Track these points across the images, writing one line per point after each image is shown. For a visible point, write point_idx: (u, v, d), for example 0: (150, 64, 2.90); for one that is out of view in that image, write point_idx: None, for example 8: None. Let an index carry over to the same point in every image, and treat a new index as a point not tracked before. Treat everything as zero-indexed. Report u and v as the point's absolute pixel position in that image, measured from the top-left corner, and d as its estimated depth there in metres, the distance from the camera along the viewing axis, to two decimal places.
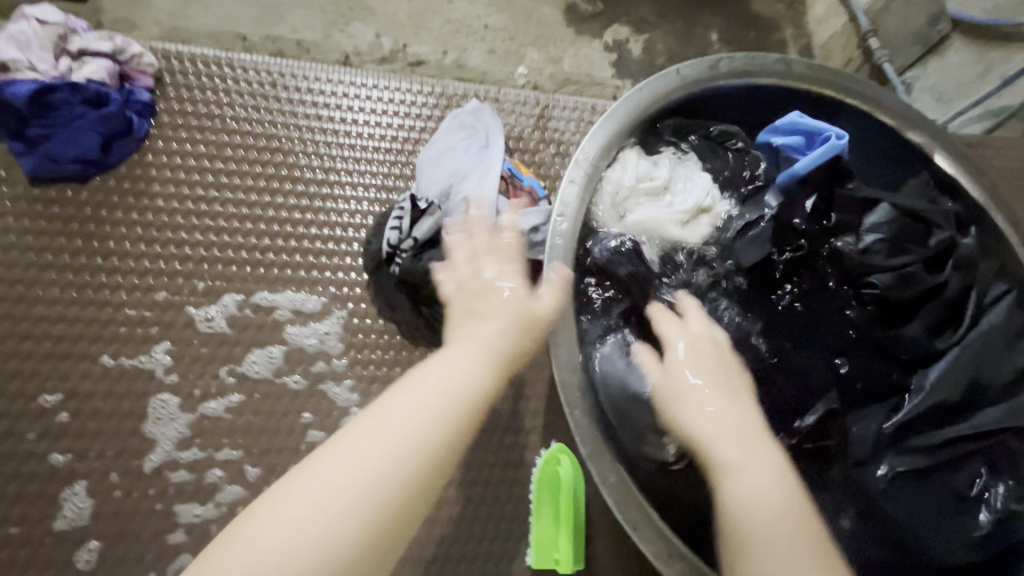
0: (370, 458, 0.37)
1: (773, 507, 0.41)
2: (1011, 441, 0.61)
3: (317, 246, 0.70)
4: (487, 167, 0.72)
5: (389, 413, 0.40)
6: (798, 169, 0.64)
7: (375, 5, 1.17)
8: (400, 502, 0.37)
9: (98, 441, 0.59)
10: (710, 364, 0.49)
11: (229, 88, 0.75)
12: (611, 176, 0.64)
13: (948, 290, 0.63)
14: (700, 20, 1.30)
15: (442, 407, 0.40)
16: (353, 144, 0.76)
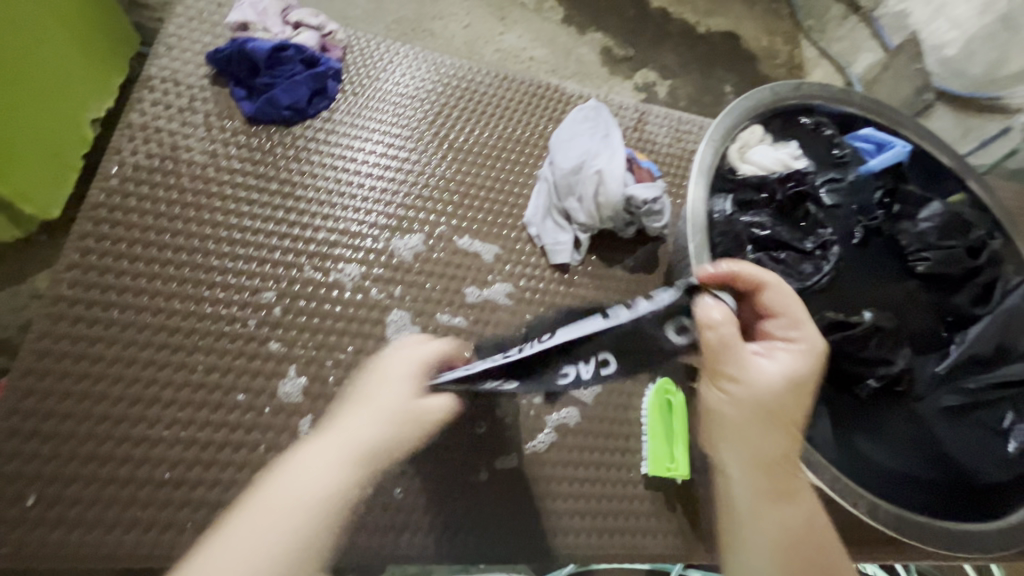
0: (262, 539, 0.46)
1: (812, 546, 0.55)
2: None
3: (477, 202, 0.86)
4: (610, 150, 0.88)
5: (253, 514, 0.47)
6: (875, 165, 0.88)
7: (434, 30, 1.47)
8: (306, 557, 0.46)
9: (304, 334, 0.69)
10: (751, 397, 0.57)
11: (402, 67, 0.91)
12: (740, 137, 0.83)
13: (984, 273, 0.83)
14: (716, 73, 1.61)
15: (332, 477, 0.49)
16: (499, 125, 0.93)
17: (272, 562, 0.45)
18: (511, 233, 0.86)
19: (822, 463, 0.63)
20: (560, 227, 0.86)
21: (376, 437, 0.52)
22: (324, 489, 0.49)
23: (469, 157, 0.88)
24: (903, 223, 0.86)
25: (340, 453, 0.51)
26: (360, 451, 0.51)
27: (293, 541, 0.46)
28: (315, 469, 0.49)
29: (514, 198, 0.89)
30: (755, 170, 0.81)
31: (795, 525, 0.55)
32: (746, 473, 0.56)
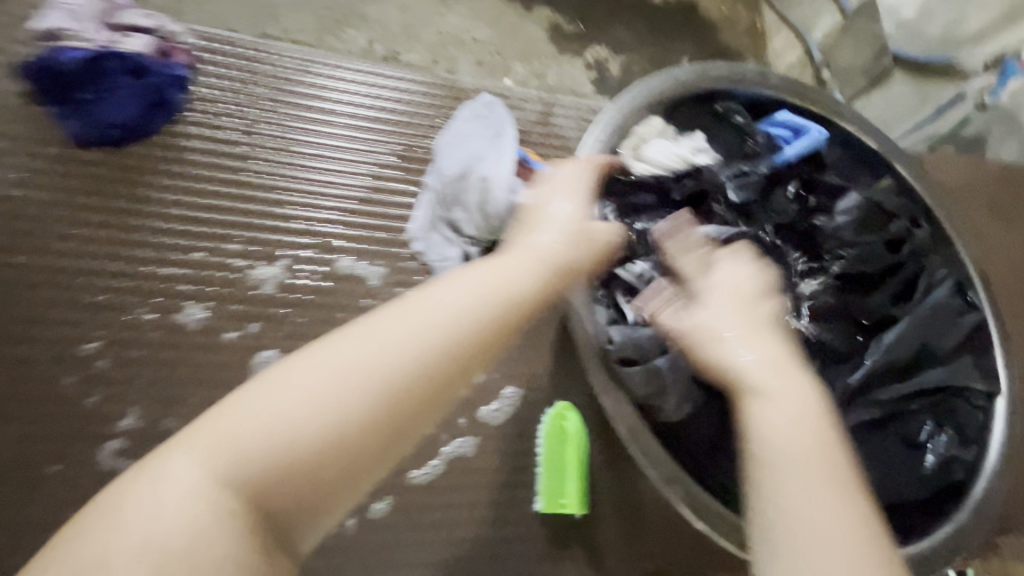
0: (330, 386, 0.37)
1: (760, 472, 0.44)
2: (945, 399, 0.72)
3: (350, 219, 0.77)
4: (503, 152, 0.79)
5: (352, 347, 0.39)
6: (789, 155, 0.79)
7: (366, 12, 1.28)
8: (349, 443, 0.37)
9: (132, 388, 0.63)
10: (731, 327, 0.53)
11: (258, 66, 0.80)
12: (635, 132, 0.75)
13: (904, 269, 0.77)
14: (673, 49, 1.44)
15: (447, 321, 0.41)
16: (378, 126, 0.82)
17: (311, 443, 0.36)
18: (390, 251, 0.77)
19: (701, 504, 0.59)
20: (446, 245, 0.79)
21: (520, 285, 0.47)
22: (397, 363, 0.39)
23: (341, 166, 0.79)
24: (820, 217, 0.78)
25: (435, 318, 0.41)
26: (510, 295, 0.46)
27: (336, 397, 0.37)
28: (405, 329, 0.40)
29: (395, 209, 0.80)
30: (650, 168, 0.74)
31: (780, 417, 0.46)
32: (798, 416, 0.45)
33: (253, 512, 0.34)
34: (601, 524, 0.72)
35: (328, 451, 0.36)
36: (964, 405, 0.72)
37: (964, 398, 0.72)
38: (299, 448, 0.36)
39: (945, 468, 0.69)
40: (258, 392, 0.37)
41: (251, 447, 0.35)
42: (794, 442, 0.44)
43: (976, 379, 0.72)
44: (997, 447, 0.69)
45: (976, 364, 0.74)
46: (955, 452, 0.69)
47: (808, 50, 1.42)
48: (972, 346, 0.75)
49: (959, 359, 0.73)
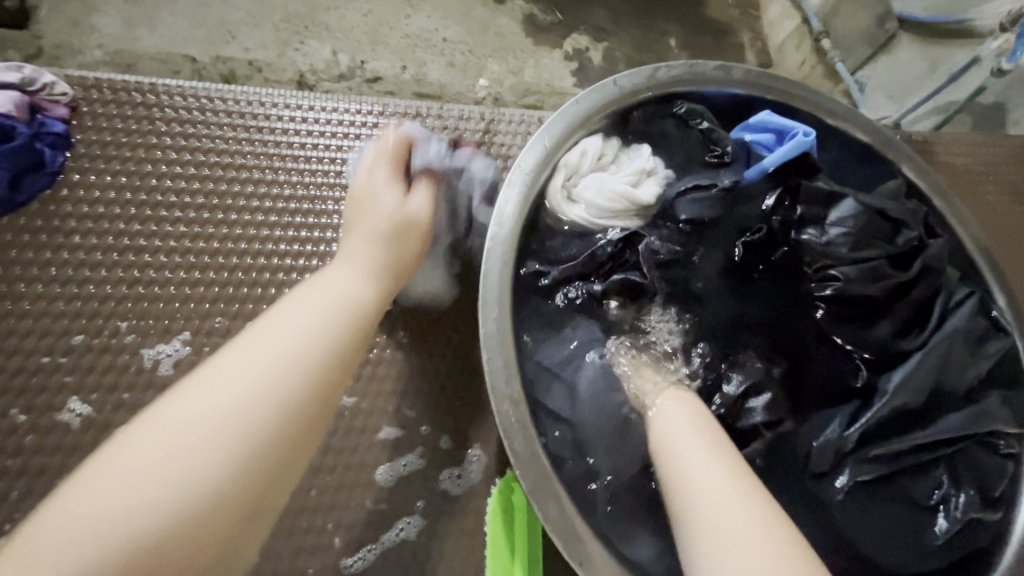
0: (160, 458, 0.32)
1: (669, 489, 0.45)
2: (968, 447, 0.59)
3: (260, 277, 0.69)
4: None
5: (182, 404, 0.34)
6: (769, 164, 0.66)
7: (330, 22, 1.16)
8: (245, 479, 0.34)
9: (5, 502, 0.56)
10: (678, 404, 0.53)
11: (152, 115, 0.73)
12: (565, 162, 0.63)
13: (916, 289, 0.64)
14: (658, 25, 1.33)
15: (288, 350, 0.37)
16: (289, 168, 0.74)
17: (204, 478, 0.32)
18: None
19: None
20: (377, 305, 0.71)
21: (321, 341, 0.39)
22: (229, 407, 0.34)
23: (248, 218, 0.71)
24: (808, 231, 0.64)
25: (277, 361, 0.37)
26: (350, 307, 0.42)
27: (218, 438, 0.33)
28: (223, 377, 0.35)
29: (315, 262, 0.71)
30: (586, 215, 0.64)
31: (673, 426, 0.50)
32: (693, 435, 0.48)
33: (159, 554, 0.31)
34: None
35: (223, 491, 0.33)
36: (991, 453, 0.59)
37: (991, 444, 0.59)
38: (184, 486, 0.32)
39: (965, 534, 0.57)
40: (96, 478, 0.32)
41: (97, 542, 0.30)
42: (691, 457, 0.45)
43: (1009, 424, 0.59)
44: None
45: (1006, 401, 0.61)
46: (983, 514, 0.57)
47: (805, 18, 1.27)
48: (993, 381, 0.63)
49: (985, 399, 0.60)
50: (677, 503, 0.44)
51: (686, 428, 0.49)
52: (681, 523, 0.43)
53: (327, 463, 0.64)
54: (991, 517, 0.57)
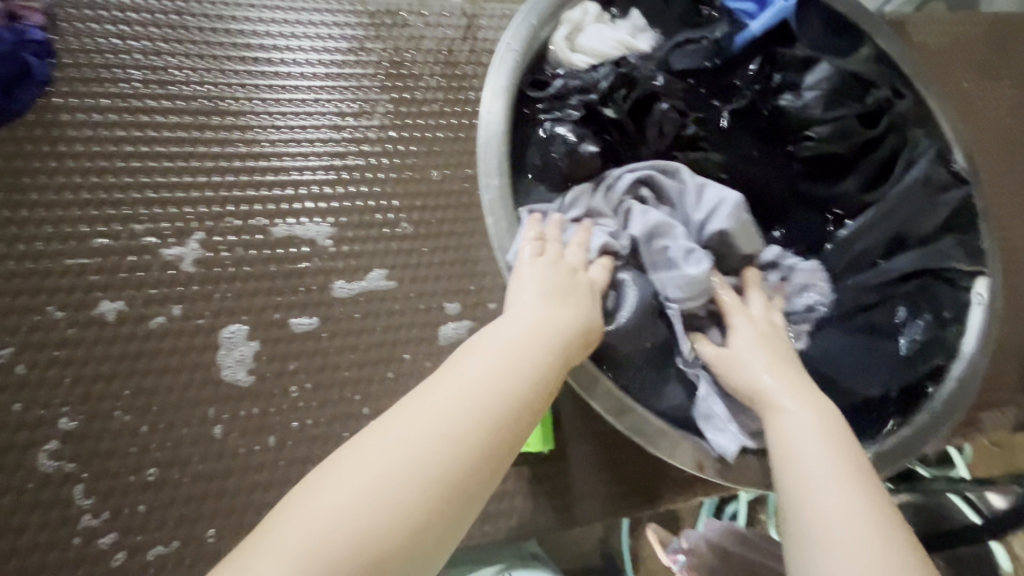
0: (412, 440, 0.42)
1: (827, 442, 0.49)
2: (929, 282, 0.66)
3: (263, 178, 0.72)
4: (500, 105, 0.59)
5: (430, 396, 0.45)
6: (755, 30, 0.69)
7: None
8: (423, 504, 0.40)
9: (58, 390, 0.61)
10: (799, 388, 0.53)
11: (130, 21, 0.72)
12: (569, 17, 0.66)
13: (885, 143, 0.69)
14: None
15: (485, 386, 0.45)
16: (276, 71, 0.75)
17: (398, 485, 0.40)
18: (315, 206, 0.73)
19: (658, 428, 0.55)
20: (496, 189, 0.57)
21: (501, 384, 0.46)
22: (445, 421, 0.43)
23: (243, 121, 0.73)
24: (785, 95, 0.69)
25: (474, 393, 0.45)
26: (512, 354, 0.48)
27: (426, 451, 0.42)
28: (432, 392, 0.45)
29: (315, 161, 0.74)
30: (589, 59, 0.65)
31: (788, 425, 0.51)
32: (802, 425, 0.50)
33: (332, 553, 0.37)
34: (570, 457, 0.72)
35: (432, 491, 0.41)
36: (948, 286, 0.67)
37: (948, 278, 0.67)
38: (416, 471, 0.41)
39: (924, 353, 0.65)
40: (362, 440, 0.43)
41: (349, 491, 0.40)
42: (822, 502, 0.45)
43: (964, 260, 0.66)
44: (982, 328, 0.66)
45: (961, 243, 0.68)
46: (939, 336, 0.65)
47: None
48: (952, 227, 0.69)
49: (943, 239, 0.67)
50: (821, 466, 0.47)
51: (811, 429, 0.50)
52: (815, 473, 0.47)
53: (350, 345, 0.69)
54: (945, 338, 0.65)
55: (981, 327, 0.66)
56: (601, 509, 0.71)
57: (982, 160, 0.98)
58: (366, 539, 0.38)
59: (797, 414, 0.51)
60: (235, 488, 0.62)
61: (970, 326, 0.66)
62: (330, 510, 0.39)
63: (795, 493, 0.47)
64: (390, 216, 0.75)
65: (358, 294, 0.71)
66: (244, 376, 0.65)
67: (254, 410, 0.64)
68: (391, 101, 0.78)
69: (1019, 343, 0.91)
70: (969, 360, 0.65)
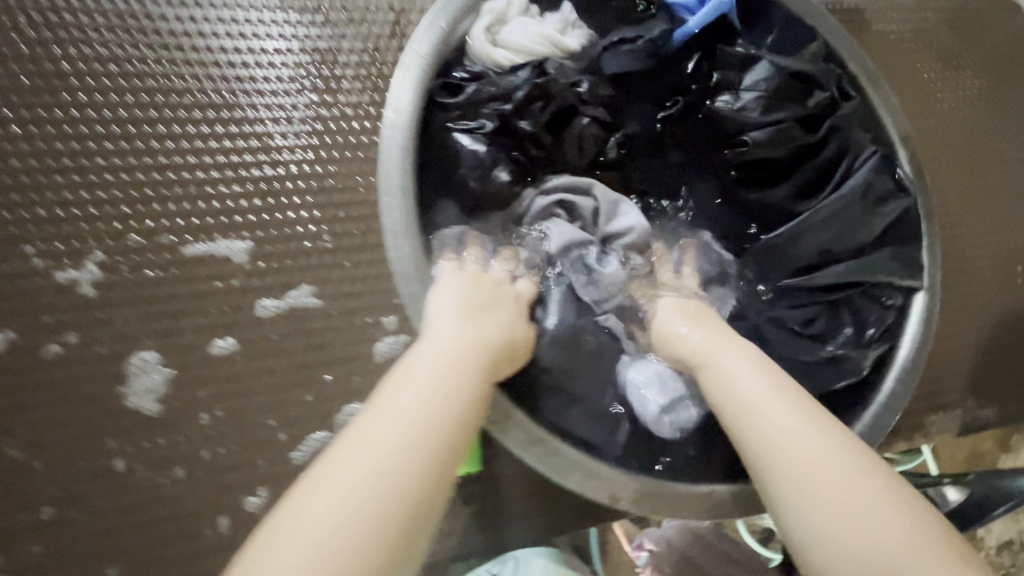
0: (370, 478, 0.38)
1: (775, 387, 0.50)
2: (854, 294, 0.65)
3: (170, 192, 0.68)
4: (403, 118, 0.55)
5: (376, 428, 0.40)
6: (693, 26, 0.64)
7: None
8: (411, 506, 0.38)
9: None
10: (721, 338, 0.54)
11: (17, 21, 0.66)
12: (489, 8, 0.60)
13: (826, 149, 0.65)
14: None
15: (435, 405, 0.42)
16: (183, 75, 0.70)
17: (362, 528, 0.36)
18: (226, 222, 0.69)
19: (568, 462, 0.53)
20: (398, 211, 0.54)
21: (452, 401, 0.43)
22: (398, 449, 0.40)
23: (148, 130, 0.68)
24: (722, 96, 0.64)
25: (426, 412, 0.42)
26: (460, 368, 0.45)
27: (388, 484, 0.38)
28: (379, 421, 0.41)
29: (226, 172, 0.70)
30: (511, 55, 0.60)
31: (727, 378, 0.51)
32: (737, 374, 0.51)
33: None
34: (500, 477, 0.69)
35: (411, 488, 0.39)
36: (874, 303, 0.65)
37: (875, 295, 0.65)
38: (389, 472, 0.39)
39: (840, 368, 0.63)
40: (313, 490, 0.38)
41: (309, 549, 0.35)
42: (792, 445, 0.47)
43: (898, 274, 0.65)
44: (908, 351, 0.64)
45: (899, 256, 0.66)
46: (858, 352, 0.63)
47: None
48: (892, 239, 0.66)
49: (876, 253, 0.65)
50: (780, 418, 0.48)
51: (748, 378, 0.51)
52: (766, 419, 0.48)
53: (267, 369, 0.66)
54: (864, 356, 0.63)
55: (909, 351, 0.64)
56: (533, 531, 0.69)
57: (941, 157, 0.94)
58: None
59: (727, 361, 0.52)
60: (139, 524, 0.59)
61: (898, 349, 0.64)
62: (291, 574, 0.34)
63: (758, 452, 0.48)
64: (311, 230, 0.71)
65: (282, 312, 0.68)
66: (151, 405, 0.62)
67: (160, 441, 0.61)
68: (312, 105, 0.73)
69: (970, 347, 0.89)
70: (890, 386, 0.63)
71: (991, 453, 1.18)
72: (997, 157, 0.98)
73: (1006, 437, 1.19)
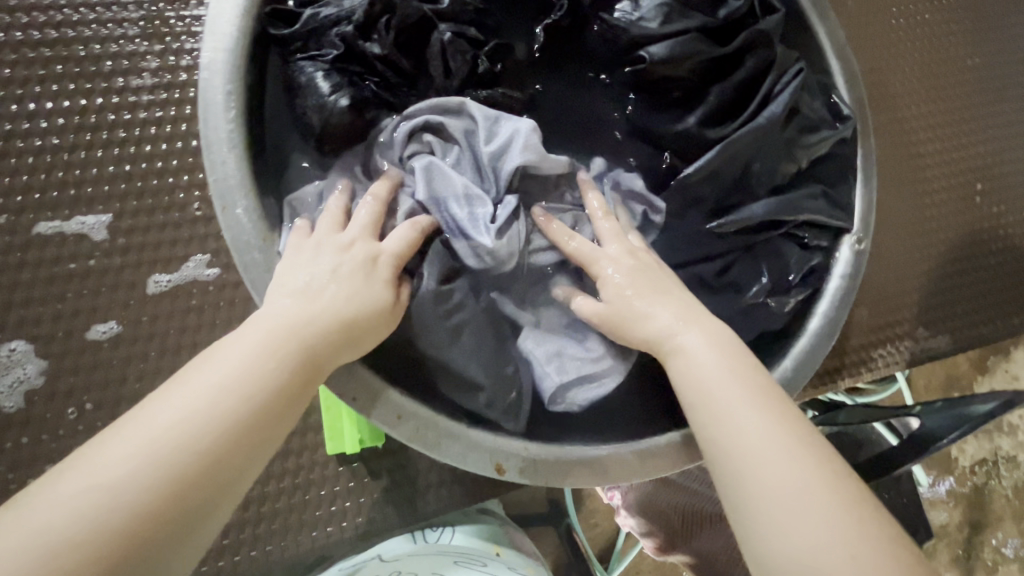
0: (151, 437, 0.34)
1: (737, 383, 0.44)
2: (772, 237, 0.60)
3: (10, 163, 0.61)
4: (225, 51, 0.48)
5: (181, 389, 0.36)
6: None
7: None
8: (198, 468, 0.34)
9: None
10: (689, 318, 0.48)
11: None
12: None
13: (742, 70, 0.57)
14: None
15: (254, 368, 0.38)
16: (14, 26, 0.62)
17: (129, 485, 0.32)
18: (76, 195, 0.62)
19: (443, 434, 0.48)
20: (227, 160, 0.47)
21: (273, 365, 0.39)
22: (197, 407, 0.35)
23: None
24: (620, 4, 0.57)
25: (240, 374, 0.37)
26: (294, 330, 0.40)
27: (173, 441, 0.34)
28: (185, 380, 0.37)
29: (73, 138, 0.62)
30: None
31: (698, 366, 0.45)
32: (712, 364, 0.45)
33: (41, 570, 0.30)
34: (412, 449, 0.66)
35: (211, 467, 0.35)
36: (795, 245, 0.61)
37: (798, 237, 0.61)
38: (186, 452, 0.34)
39: (749, 314, 0.59)
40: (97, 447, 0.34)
41: (67, 509, 0.31)
42: (759, 447, 0.40)
43: (823, 213, 0.59)
44: (831, 305, 0.59)
45: (827, 196, 0.60)
46: (777, 300, 0.59)
47: None
48: (811, 178, 0.61)
49: (796, 190, 0.60)
50: (744, 415, 0.42)
51: (723, 368, 0.45)
52: (734, 411, 0.42)
53: (139, 353, 0.60)
54: (784, 304, 0.59)
55: (830, 296, 0.60)
56: (452, 501, 0.65)
57: (896, 70, 0.86)
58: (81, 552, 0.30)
59: (701, 345, 0.46)
60: None
61: (819, 302, 0.60)
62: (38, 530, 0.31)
63: (720, 451, 0.42)
64: (178, 197, 0.63)
65: (179, 286, 0.62)
66: (15, 400, 0.58)
67: (26, 438, 0.57)
68: (162, 54, 0.64)
69: (919, 274, 0.84)
70: (810, 341, 0.59)
71: (963, 377, 1.14)
72: (958, 65, 0.89)
73: (976, 360, 1.15)
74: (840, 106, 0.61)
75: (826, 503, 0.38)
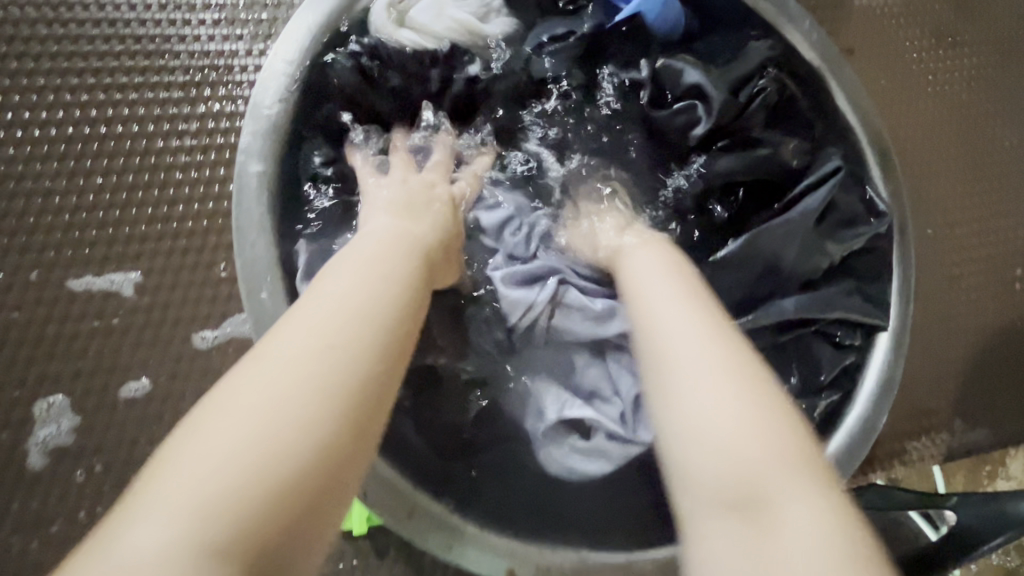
0: (297, 357, 0.34)
1: (669, 278, 0.44)
2: (807, 335, 0.58)
3: (47, 219, 0.62)
4: (261, 138, 0.50)
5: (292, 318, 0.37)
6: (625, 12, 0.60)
7: None
8: (339, 383, 0.33)
9: None
10: (645, 230, 0.51)
11: None
12: None
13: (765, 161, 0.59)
14: None
15: (366, 288, 0.39)
16: (65, 88, 0.64)
17: (296, 411, 0.32)
18: (106, 252, 0.62)
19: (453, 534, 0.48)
20: (255, 242, 0.48)
21: (385, 281, 0.40)
22: (332, 319, 0.36)
23: (27, 151, 0.63)
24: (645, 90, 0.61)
25: (355, 295, 0.38)
26: (396, 254, 0.42)
27: (308, 359, 0.34)
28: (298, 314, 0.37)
29: (108, 195, 0.63)
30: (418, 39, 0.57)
31: (635, 269, 0.47)
32: (646, 258, 0.47)
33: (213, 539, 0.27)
34: None
35: (341, 421, 0.33)
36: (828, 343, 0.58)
37: (829, 334, 0.59)
38: (306, 401, 0.32)
39: None
40: (230, 384, 0.33)
41: (226, 450, 0.30)
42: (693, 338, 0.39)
43: (856, 311, 0.57)
44: (869, 402, 0.56)
45: (861, 292, 0.58)
46: (806, 403, 0.57)
47: None
48: (844, 271, 0.60)
49: (829, 285, 0.58)
50: (675, 310, 0.41)
51: (660, 259, 0.47)
52: (665, 302, 0.42)
53: (153, 415, 0.60)
54: (813, 407, 0.57)
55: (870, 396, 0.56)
56: None
57: (930, 151, 0.84)
58: (268, 484, 0.29)
59: (646, 255, 0.48)
60: None
61: (860, 391, 0.57)
62: (210, 478, 0.29)
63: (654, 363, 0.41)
64: (205, 257, 0.63)
65: (223, 342, 0.62)
66: (31, 458, 0.58)
67: (36, 496, 0.57)
68: (200, 117, 0.66)
69: (956, 363, 0.80)
70: (843, 444, 0.55)
71: None
72: (998, 146, 0.87)
73: None
74: (877, 201, 0.59)
75: (766, 398, 0.36)
